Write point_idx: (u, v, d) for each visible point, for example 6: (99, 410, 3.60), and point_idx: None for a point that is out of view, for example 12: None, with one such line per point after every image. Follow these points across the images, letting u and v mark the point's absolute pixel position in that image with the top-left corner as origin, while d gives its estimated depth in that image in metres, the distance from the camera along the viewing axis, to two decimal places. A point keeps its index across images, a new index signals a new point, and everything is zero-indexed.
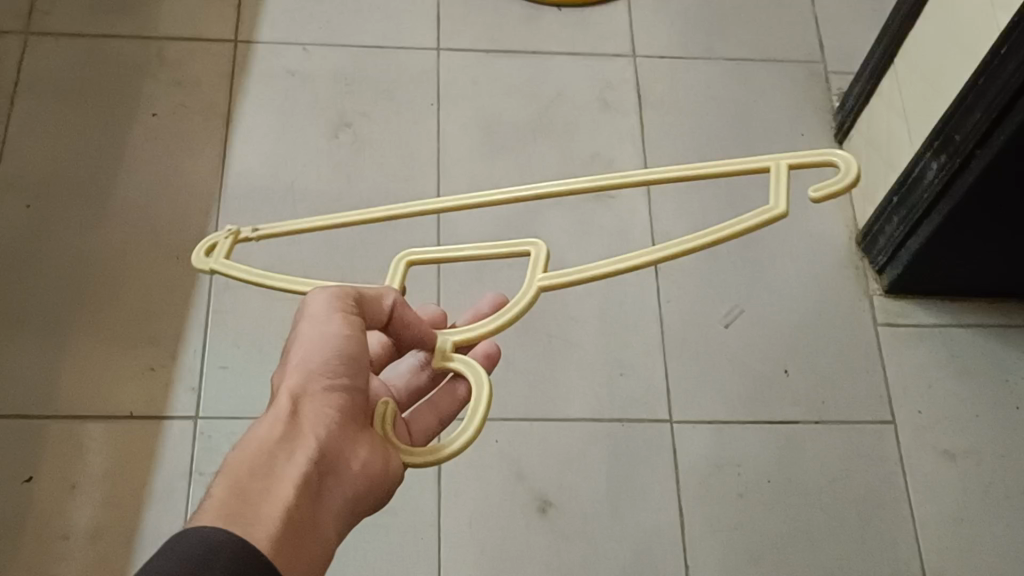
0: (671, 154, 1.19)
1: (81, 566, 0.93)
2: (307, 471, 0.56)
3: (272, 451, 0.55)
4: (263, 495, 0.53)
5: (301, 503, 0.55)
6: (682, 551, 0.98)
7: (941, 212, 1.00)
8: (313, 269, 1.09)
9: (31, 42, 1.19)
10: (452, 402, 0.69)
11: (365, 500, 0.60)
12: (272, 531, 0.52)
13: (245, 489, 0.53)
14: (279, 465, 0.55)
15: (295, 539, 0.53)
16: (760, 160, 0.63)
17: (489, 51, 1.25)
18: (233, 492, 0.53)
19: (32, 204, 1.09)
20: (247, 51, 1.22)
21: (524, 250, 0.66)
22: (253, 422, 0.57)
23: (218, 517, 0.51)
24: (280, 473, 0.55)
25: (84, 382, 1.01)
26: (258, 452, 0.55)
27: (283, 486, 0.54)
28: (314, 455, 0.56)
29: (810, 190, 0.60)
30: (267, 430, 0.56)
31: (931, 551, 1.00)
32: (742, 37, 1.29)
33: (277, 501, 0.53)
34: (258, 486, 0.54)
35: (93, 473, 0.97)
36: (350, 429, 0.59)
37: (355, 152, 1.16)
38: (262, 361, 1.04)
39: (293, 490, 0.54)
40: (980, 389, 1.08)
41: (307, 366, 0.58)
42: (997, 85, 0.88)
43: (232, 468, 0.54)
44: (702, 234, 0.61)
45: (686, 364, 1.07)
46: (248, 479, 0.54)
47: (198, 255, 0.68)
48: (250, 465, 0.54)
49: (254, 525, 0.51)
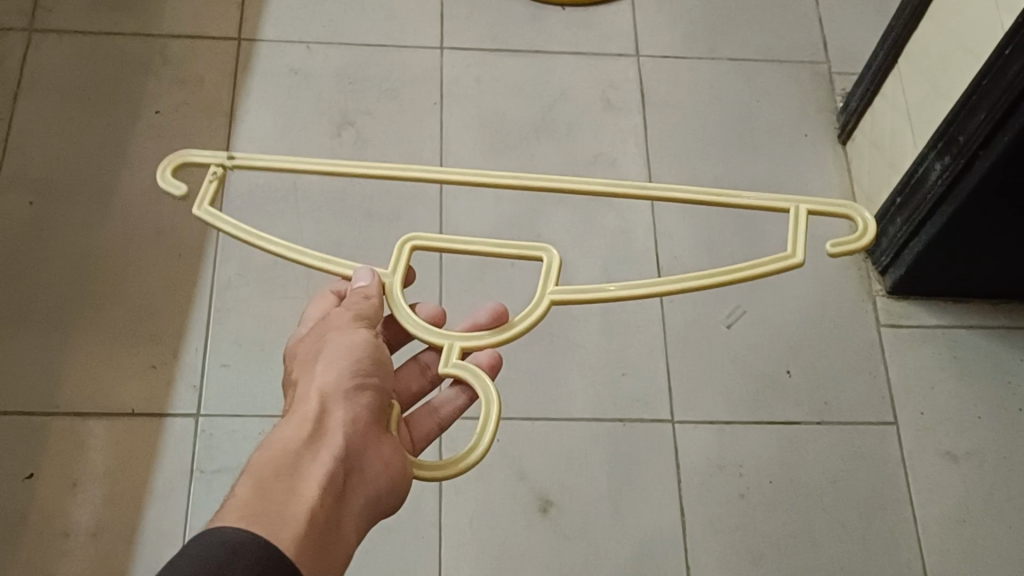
0: (673, 154, 1.19)
1: (81, 564, 0.93)
2: (331, 470, 0.56)
3: (297, 450, 0.56)
4: (288, 493, 0.54)
5: (326, 501, 0.55)
6: (683, 551, 0.98)
7: (945, 213, 1.00)
8: (315, 267, 1.09)
9: (34, 39, 1.19)
10: (453, 406, 0.69)
11: (384, 505, 0.60)
12: (299, 527, 0.52)
13: (270, 488, 0.54)
14: (304, 464, 0.56)
15: (318, 539, 0.53)
16: (786, 201, 0.67)
17: (492, 50, 1.25)
18: (258, 491, 0.53)
19: (34, 202, 1.09)
20: (250, 50, 1.22)
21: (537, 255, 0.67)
22: (278, 426, 0.58)
23: (245, 515, 0.51)
24: (305, 471, 0.55)
25: (86, 379, 1.01)
26: (283, 452, 0.56)
27: (307, 485, 0.55)
28: (338, 455, 0.57)
29: (831, 244, 0.65)
30: (292, 432, 0.57)
31: (933, 553, 1.00)
32: (745, 37, 1.29)
33: (303, 498, 0.54)
34: (283, 484, 0.54)
35: (94, 471, 0.97)
36: (372, 433, 0.60)
37: (357, 151, 1.16)
38: (263, 358, 1.03)
39: (318, 488, 0.55)
40: (983, 390, 1.08)
41: (329, 372, 0.61)
42: (1001, 86, 0.88)
43: (257, 468, 0.55)
44: (725, 272, 0.65)
45: (688, 364, 1.07)
46: (274, 478, 0.54)
47: (174, 185, 0.65)
48: (275, 465, 0.55)
49: (280, 520, 0.52)
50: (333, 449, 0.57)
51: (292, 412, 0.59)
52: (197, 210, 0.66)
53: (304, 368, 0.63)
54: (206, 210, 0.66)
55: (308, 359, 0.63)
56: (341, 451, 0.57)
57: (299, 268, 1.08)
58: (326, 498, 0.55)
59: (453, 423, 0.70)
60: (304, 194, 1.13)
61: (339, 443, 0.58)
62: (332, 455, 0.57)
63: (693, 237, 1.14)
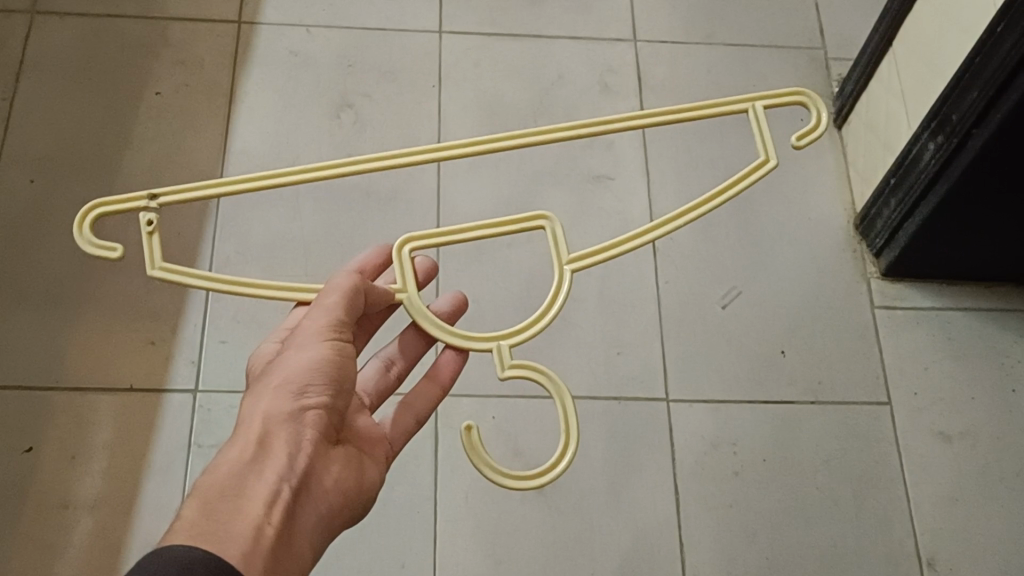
0: (670, 137, 1.20)
1: (81, 536, 0.94)
2: (276, 488, 0.59)
3: (241, 470, 0.59)
4: (233, 512, 0.57)
5: (272, 517, 0.58)
6: (676, 528, 0.99)
7: (938, 193, 1.00)
8: (314, 247, 1.10)
9: (36, 21, 1.20)
10: (430, 399, 0.74)
11: (336, 516, 0.64)
12: (245, 544, 0.55)
13: (214, 508, 0.57)
14: (249, 483, 0.59)
15: (266, 553, 0.56)
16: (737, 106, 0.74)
17: (491, 34, 1.26)
18: (203, 511, 0.57)
19: (35, 179, 1.10)
20: (250, 32, 1.22)
21: (537, 224, 0.72)
22: (227, 445, 0.61)
23: (190, 534, 0.55)
24: (249, 491, 0.58)
25: (86, 355, 1.02)
26: (228, 474, 0.59)
27: (252, 503, 0.58)
28: (283, 474, 0.60)
29: (792, 139, 0.72)
30: (237, 454, 0.60)
31: (925, 531, 1.01)
32: (743, 22, 1.29)
33: (247, 516, 0.57)
34: (227, 505, 0.57)
35: (93, 444, 0.98)
36: (322, 452, 0.63)
37: (356, 132, 1.17)
38: (261, 334, 1.04)
39: (263, 506, 0.58)
40: (977, 371, 1.09)
41: (280, 390, 0.62)
42: (994, 63, 0.89)
43: (203, 489, 0.58)
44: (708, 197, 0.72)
45: (684, 344, 1.08)
46: (218, 500, 0.58)
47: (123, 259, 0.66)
48: (219, 487, 0.58)
49: (223, 539, 0.55)
50: (276, 468, 0.60)
51: (241, 429, 0.62)
52: (153, 268, 0.66)
53: (259, 381, 0.65)
54: (160, 265, 0.67)
55: (265, 375, 0.65)
56: (286, 469, 0.60)
57: (297, 247, 1.09)
58: (271, 515, 0.58)
59: (426, 420, 0.74)
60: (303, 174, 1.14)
61: (284, 462, 0.60)
62: (277, 473, 0.60)
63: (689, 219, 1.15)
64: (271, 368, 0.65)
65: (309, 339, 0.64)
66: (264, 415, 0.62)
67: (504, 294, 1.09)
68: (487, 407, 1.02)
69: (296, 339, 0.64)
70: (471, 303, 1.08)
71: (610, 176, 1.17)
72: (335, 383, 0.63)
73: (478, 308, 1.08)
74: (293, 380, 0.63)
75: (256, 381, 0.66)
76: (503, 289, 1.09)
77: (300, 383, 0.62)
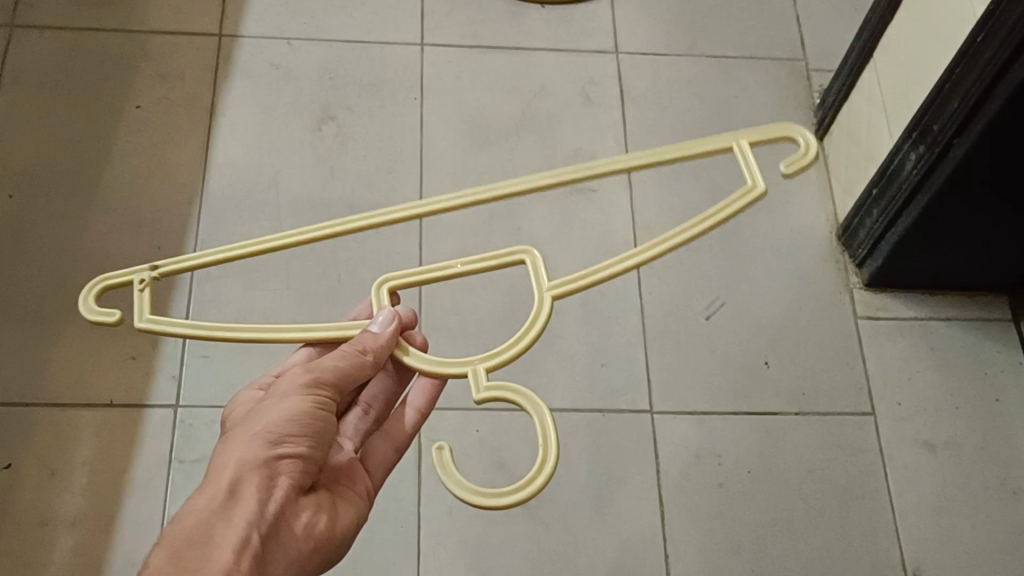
0: (653, 149, 1.20)
1: (60, 554, 0.92)
2: (246, 535, 0.57)
3: (210, 517, 0.58)
4: (201, 561, 0.56)
5: (242, 563, 0.56)
6: (662, 541, 0.99)
7: (921, 202, 1.01)
8: (296, 261, 1.09)
9: (16, 34, 1.19)
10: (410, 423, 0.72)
11: (306, 563, 0.62)
12: None
13: (182, 556, 0.56)
14: (218, 531, 0.57)
15: None
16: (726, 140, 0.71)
17: (472, 46, 1.26)
18: (171, 561, 0.55)
19: (15, 194, 1.09)
20: (231, 46, 1.22)
21: (518, 258, 0.69)
22: (196, 492, 0.60)
23: None
24: (218, 539, 0.57)
25: (65, 370, 1.01)
26: (197, 520, 0.57)
27: (221, 551, 0.56)
28: (254, 519, 0.58)
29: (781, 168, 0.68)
30: (205, 501, 0.58)
31: (910, 542, 1.00)
32: (723, 34, 1.30)
33: (216, 563, 0.55)
34: (195, 552, 0.56)
35: (73, 461, 0.96)
36: (293, 502, 0.62)
37: (338, 145, 1.17)
38: (243, 349, 1.03)
39: (231, 552, 0.56)
40: (959, 380, 1.09)
41: (253, 439, 0.61)
42: (973, 74, 0.89)
43: (172, 536, 0.57)
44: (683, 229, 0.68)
45: (667, 356, 1.08)
46: (187, 547, 0.56)
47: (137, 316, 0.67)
48: (187, 536, 0.57)
49: None
50: (247, 515, 0.58)
51: (211, 478, 0.60)
52: (141, 323, 0.66)
53: (233, 432, 0.64)
54: (148, 319, 0.67)
55: (242, 423, 0.64)
56: (256, 516, 0.58)
57: (279, 262, 1.09)
58: (241, 562, 0.56)
59: (407, 448, 0.73)
60: (285, 188, 1.13)
61: (255, 508, 0.59)
62: (247, 521, 0.58)
63: (672, 229, 1.15)
64: (251, 416, 0.63)
65: (290, 390, 0.63)
66: (237, 463, 0.60)
67: (489, 307, 1.09)
68: (471, 420, 1.02)
69: (277, 391, 0.64)
70: (455, 315, 1.08)
71: (592, 188, 1.17)
72: (311, 434, 0.62)
73: (462, 322, 1.08)
74: (270, 429, 0.61)
75: (231, 430, 0.64)
76: (487, 302, 1.09)
77: (277, 431, 0.61)
